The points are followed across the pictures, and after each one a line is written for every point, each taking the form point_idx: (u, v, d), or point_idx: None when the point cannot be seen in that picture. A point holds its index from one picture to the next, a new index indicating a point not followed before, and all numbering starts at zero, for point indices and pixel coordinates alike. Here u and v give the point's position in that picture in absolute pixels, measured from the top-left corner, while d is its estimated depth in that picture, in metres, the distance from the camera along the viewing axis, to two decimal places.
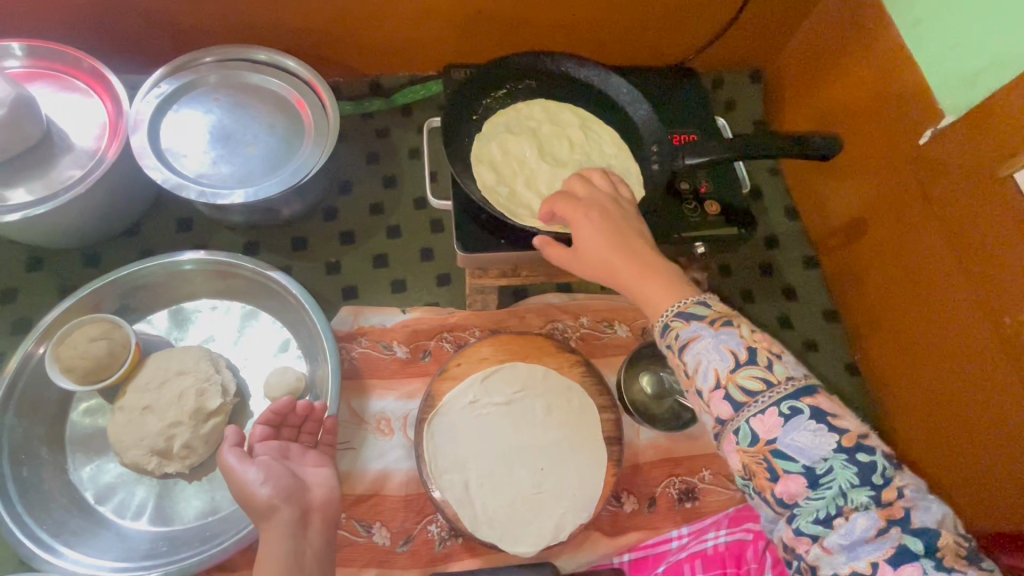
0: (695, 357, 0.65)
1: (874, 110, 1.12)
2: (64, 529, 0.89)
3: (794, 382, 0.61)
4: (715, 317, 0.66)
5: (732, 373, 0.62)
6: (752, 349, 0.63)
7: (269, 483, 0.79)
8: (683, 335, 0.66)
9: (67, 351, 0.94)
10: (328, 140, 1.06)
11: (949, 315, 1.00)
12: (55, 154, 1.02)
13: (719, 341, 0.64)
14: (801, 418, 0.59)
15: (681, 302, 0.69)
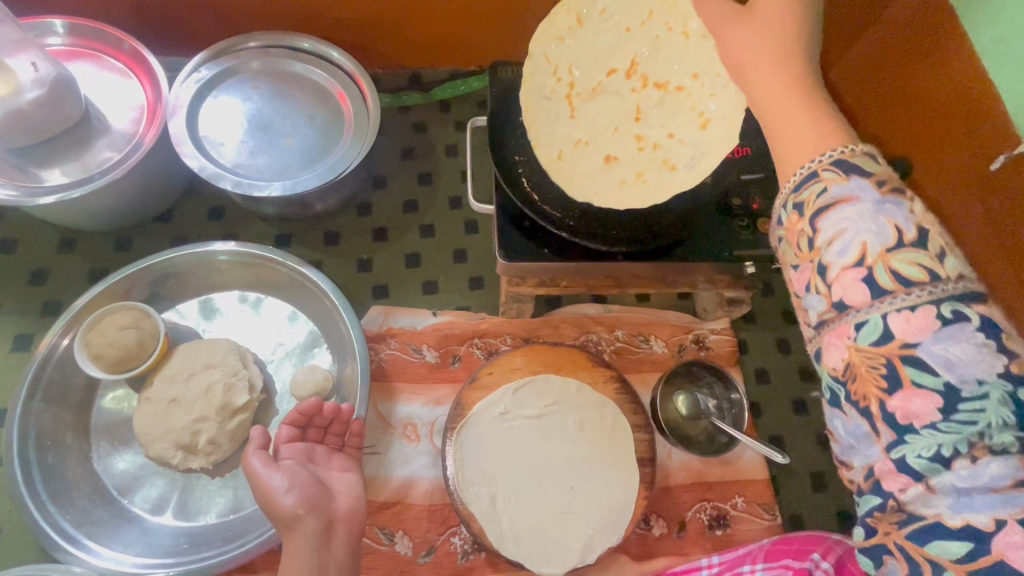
0: (841, 223, 0.51)
1: (945, 127, 1.05)
2: (87, 519, 0.88)
3: (964, 285, 0.47)
4: (885, 181, 0.51)
5: (887, 253, 0.49)
6: (923, 232, 0.49)
7: (292, 491, 0.76)
8: (834, 194, 0.52)
9: (97, 339, 0.92)
10: (368, 134, 1.03)
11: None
12: (92, 135, 1.00)
13: (881, 211, 0.50)
14: (964, 325, 0.46)
15: (841, 149, 0.55)
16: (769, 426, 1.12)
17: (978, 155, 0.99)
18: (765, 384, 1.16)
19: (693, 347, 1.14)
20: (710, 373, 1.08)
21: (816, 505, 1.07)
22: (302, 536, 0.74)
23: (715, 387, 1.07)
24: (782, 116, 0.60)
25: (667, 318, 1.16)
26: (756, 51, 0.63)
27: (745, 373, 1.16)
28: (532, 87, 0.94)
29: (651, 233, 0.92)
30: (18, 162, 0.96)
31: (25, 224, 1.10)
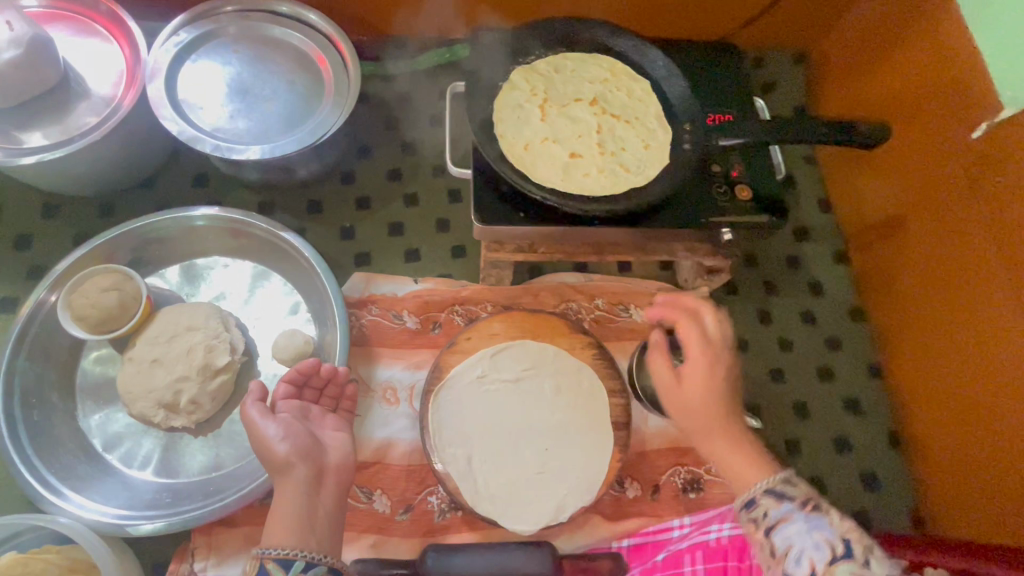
0: (785, 540, 0.64)
1: (928, 102, 1.05)
2: (72, 474, 0.90)
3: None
4: (806, 501, 0.65)
5: (829, 566, 0.60)
6: (848, 542, 0.61)
7: (285, 439, 0.78)
8: (773, 516, 0.66)
9: (80, 300, 0.94)
10: (348, 99, 1.03)
11: (982, 330, 0.94)
12: (72, 99, 1.00)
13: (811, 528, 0.63)
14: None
15: (770, 478, 0.69)
16: (746, 395, 1.14)
17: (960, 131, 0.99)
18: (744, 354, 1.17)
19: None
20: None
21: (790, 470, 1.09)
22: (294, 481, 0.76)
23: None
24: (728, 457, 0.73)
25: (648, 288, 1.16)
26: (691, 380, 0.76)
27: None
28: (506, 97, 0.98)
29: (626, 198, 0.93)
30: None
31: (10, 189, 1.11)
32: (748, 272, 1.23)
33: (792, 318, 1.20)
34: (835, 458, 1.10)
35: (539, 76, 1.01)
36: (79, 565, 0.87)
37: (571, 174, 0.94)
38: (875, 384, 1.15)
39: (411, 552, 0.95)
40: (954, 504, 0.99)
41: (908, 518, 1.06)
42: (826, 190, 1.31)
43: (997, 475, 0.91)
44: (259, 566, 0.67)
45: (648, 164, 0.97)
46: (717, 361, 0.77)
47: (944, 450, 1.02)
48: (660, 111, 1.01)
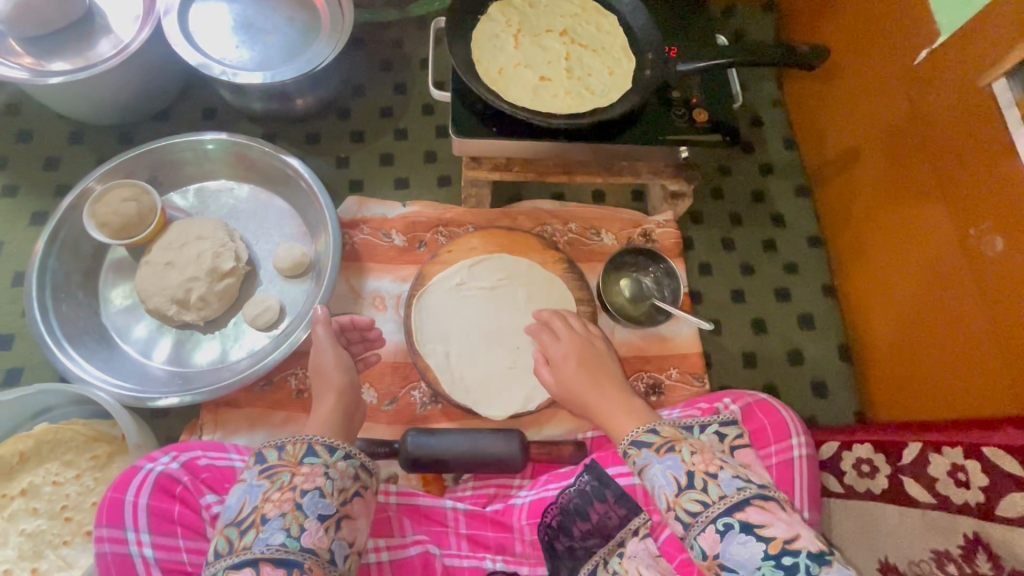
0: (650, 485, 0.70)
1: (877, 37, 1.13)
2: (96, 358, 1.03)
3: (728, 501, 0.64)
4: (660, 443, 0.72)
5: (677, 497, 0.66)
6: (691, 474, 0.67)
7: (338, 362, 0.89)
8: (638, 463, 0.72)
9: (103, 209, 1.06)
10: (342, 33, 1.13)
11: (924, 242, 1.02)
12: (94, 31, 1.12)
13: (665, 467, 0.69)
14: (733, 532, 0.62)
15: (635, 430, 0.76)
16: (708, 312, 1.23)
17: (904, 59, 1.07)
18: (707, 277, 1.26)
19: (640, 240, 1.24)
20: (650, 259, 1.17)
21: (743, 378, 1.19)
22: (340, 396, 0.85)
23: (649, 267, 1.17)
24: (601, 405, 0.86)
25: (618, 215, 1.26)
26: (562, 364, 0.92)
27: (689, 267, 1.26)
28: (484, 29, 1.09)
29: (590, 116, 1.02)
30: (31, 51, 1.08)
31: (39, 117, 1.23)
32: (714, 203, 1.32)
33: (754, 245, 1.29)
34: (788, 368, 1.20)
35: (515, 11, 1.12)
36: (102, 435, 1.00)
37: (540, 95, 1.04)
38: (824, 299, 1.25)
39: (394, 436, 1.06)
40: (902, 402, 1.07)
41: (851, 420, 1.16)
42: (791, 130, 1.40)
43: (937, 368, 0.99)
44: (307, 447, 0.73)
45: (613, 88, 1.07)
46: (586, 352, 0.93)
47: (893, 357, 1.10)
48: (625, 43, 1.11)
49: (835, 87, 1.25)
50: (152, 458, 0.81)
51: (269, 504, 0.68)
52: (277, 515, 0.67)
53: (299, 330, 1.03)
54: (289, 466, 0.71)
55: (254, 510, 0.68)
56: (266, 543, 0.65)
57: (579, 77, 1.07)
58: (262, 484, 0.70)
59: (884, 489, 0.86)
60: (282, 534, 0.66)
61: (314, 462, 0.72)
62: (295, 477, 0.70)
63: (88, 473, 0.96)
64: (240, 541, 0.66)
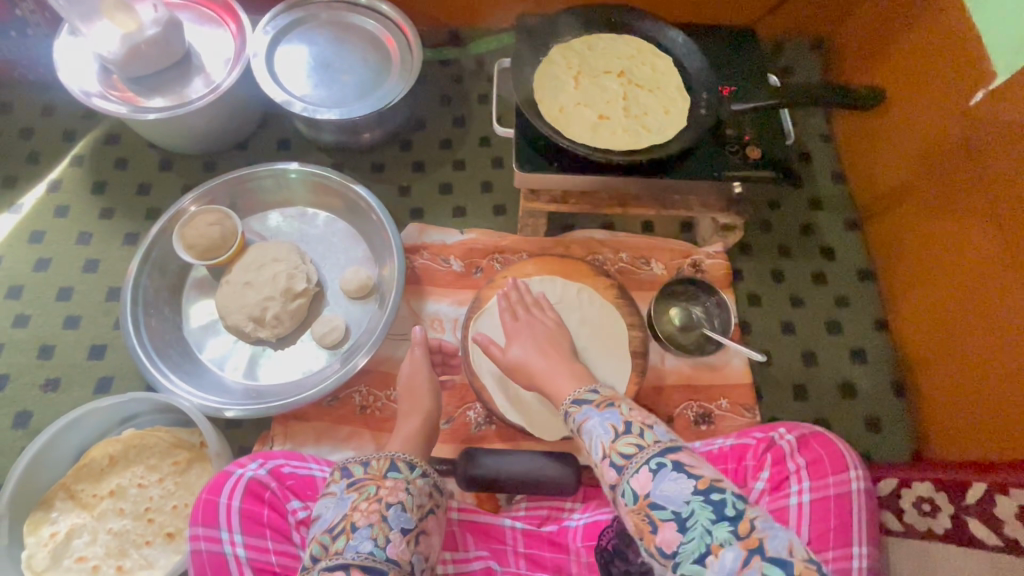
0: (588, 436, 0.73)
1: (930, 74, 1.15)
2: (180, 369, 1.11)
3: (660, 444, 0.68)
4: (601, 400, 0.77)
5: (613, 442, 0.70)
6: (629, 423, 0.71)
7: (431, 389, 1.02)
8: (576, 419, 0.76)
9: (192, 231, 1.15)
10: (412, 73, 1.22)
11: (980, 279, 1.03)
12: (191, 71, 1.23)
13: (604, 419, 0.73)
14: (665, 470, 0.65)
15: (577, 391, 0.81)
16: (757, 343, 1.25)
17: (958, 97, 1.09)
18: (756, 308, 1.27)
19: (690, 270, 1.27)
20: (700, 291, 1.21)
21: (795, 410, 1.19)
22: (428, 418, 0.97)
23: (700, 298, 1.20)
24: (551, 376, 0.91)
25: (668, 245, 1.29)
26: (518, 339, 0.99)
27: (738, 297, 1.28)
28: (545, 70, 1.16)
29: (647, 153, 1.07)
30: (136, 89, 1.20)
31: (134, 146, 1.35)
32: (762, 235, 1.34)
33: (803, 276, 1.31)
34: (841, 402, 1.19)
35: (575, 53, 1.18)
36: (182, 442, 1.06)
37: (599, 133, 1.10)
38: (877, 333, 1.25)
39: (450, 454, 1.11)
40: (956, 439, 1.06)
41: (908, 457, 1.14)
42: (839, 164, 1.41)
43: (994, 407, 0.98)
44: (390, 463, 0.80)
45: (669, 125, 1.11)
46: (542, 335, 0.99)
47: (948, 393, 1.09)
48: (680, 83, 1.16)
49: (883, 124, 1.27)
50: (241, 463, 0.87)
51: (358, 513, 0.73)
52: (365, 525, 0.72)
53: (359, 356, 1.08)
54: (373, 479, 0.78)
55: (344, 518, 0.73)
56: (357, 550, 0.69)
57: (635, 115, 1.13)
58: (351, 496, 0.76)
59: (947, 530, 0.85)
60: (370, 543, 0.70)
61: (396, 476, 0.78)
62: (378, 487, 0.76)
63: (169, 478, 1.03)
64: (332, 545, 0.71)
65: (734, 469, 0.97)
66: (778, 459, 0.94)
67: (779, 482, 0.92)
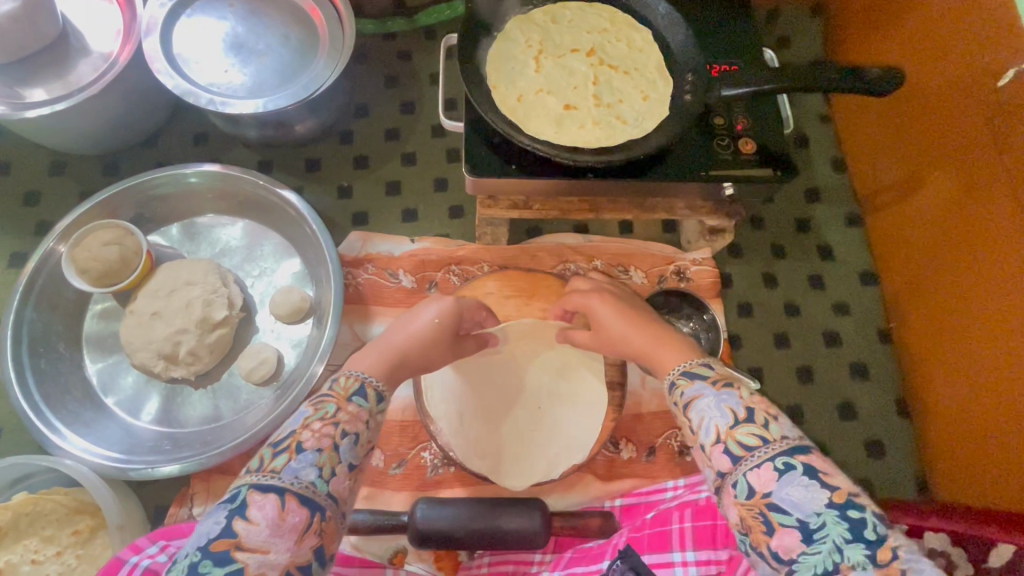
0: (697, 414, 0.63)
1: (951, 46, 0.97)
2: (77, 419, 0.94)
3: (788, 441, 0.57)
4: (717, 377, 0.66)
5: (731, 429, 0.60)
6: (751, 409, 0.60)
7: (443, 321, 0.84)
8: (687, 393, 0.66)
9: (82, 253, 0.96)
10: (341, 54, 1.02)
11: (1002, 297, 0.89)
12: (71, 54, 1.01)
13: (720, 399, 0.63)
14: (794, 473, 0.55)
15: (687, 362, 0.71)
16: (747, 359, 1.11)
17: (983, 73, 0.91)
18: (746, 318, 1.14)
19: (674, 279, 1.11)
20: (686, 302, 1.08)
21: None
22: (425, 349, 0.81)
23: (690, 315, 1.07)
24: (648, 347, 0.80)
25: (648, 249, 1.14)
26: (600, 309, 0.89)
27: (727, 306, 1.14)
28: (500, 49, 0.97)
29: (624, 151, 0.90)
30: (1, 79, 0.98)
31: (19, 147, 1.14)
32: (754, 234, 1.19)
33: (799, 281, 1.17)
34: (839, 425, 1.08)
35: (535, 28, 1.00)
36: (85, 506, 0.91)
37: (565, 127, 0.92)
38: (879, 346, 1.13)
39: (403, 504, 0.97)
40: (963, 467, 0.96)
41: (910, 486, 1.04)
42: (840, 150, 1.26)
43: (1011, 439, 0.86)
44: (358, 386, 0.68)
45: (648, 115, 0.94)
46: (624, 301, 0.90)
47: (956, 414, 0.98)
48: (661, 62, 0.98)
49: (892, 103, 1.10)
50: (137, 549, 0.74)
51: (308, 432, 0.61)
52: (313, 448, 0.60)
53: (315, 364, 0.94)
54: (335, 398, 0.65)
55: (292, 435, 0.61)
56: (296, 474, 0.58)
57: (607, 103, 0.95)
58: (306, 410, 0.64)
59: None
60: (313, 471, 0.58)
61: (361, 405, 0.66)
62: (340, 412, 0.64)
63: (69, 551, 0.88)
64: (269, 461, 0.58)
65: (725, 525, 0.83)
66: None
67: None
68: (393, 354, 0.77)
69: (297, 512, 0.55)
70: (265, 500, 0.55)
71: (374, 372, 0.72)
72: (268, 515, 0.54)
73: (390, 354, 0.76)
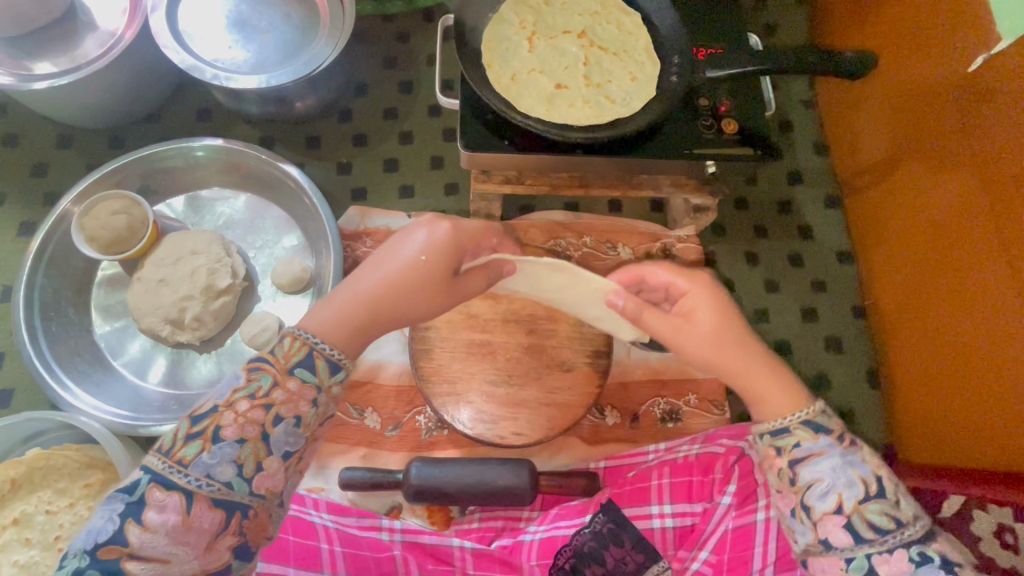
0: (815, 479, 0.66)
1: (926, 33, 1.01)
2: (87, 380, 0.99)
3: (920, 525, 0.63)
4: (844, 436, 0.68)
5: (859, 504, 0.64)
6: (882, 481, 0.65)
7: (430, 258, 0.79)
8: (805, 449, 0.68)
9: (91, 222, 1.00)
10: (342, 32, 1.05)
11: (967, 271, 0.94)
12: (78, 29, 1.04)
13: (847, 465, 0.66)
14: (929, 564, 0.61)
15: (805, 410, 0.70)
16: None
17: (957, 63, 0.96)
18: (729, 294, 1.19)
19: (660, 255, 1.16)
20: None
21: None
22: (404, 290, 0.78)
23: None
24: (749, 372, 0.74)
25: (636, 227, 1.18)
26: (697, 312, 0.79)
27: None
28: (495, 30, 1.01)
29: (610, 129, 0.95)
30: (11, 53, 1.01)
31: (26, 120, 1.17)
32: (738, 214, 1.24)
33: (780, 259, 1.22)
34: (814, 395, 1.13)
35: (530, 10, 1.04)
36: (96, 461, 0.96)
37: (556, 105, 0.96)
38: (854, 321, 1.18)
39: (399, 464, 1.02)
40: (925, 432, 1.03)
41: (879, 453, 1.10)
42: (822, 134, 1.30)
43: (973, 404, 0.92)
44: (307, 354, 0.68)
45: (635, 94, 0.99)
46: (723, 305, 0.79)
47: (921, 382, 1.04)
48: (649, 45, 1.03)
49: (872, 88, 1.14)
50: None
51: (228, 419, 0.63)
52: (234, 441, 0.62)
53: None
54: (274, 373, 0.66)
55: (212, 421, 0.62)
56: (207, 471, 0.61)
57: (597, 83, 0.99)
58: (236, 385, 0.65)
59: None
60: (231, 469, 0.61)
61: (303, 380, 0.67)
62: (277, 390, 0.65)
63: (80, 503, 0.93)
64: (180, 450, 0.61)
65: (699, 481, 0.91)
66: (747, 471, 0.87)
67: (746, 496, 0.86)
68: (366, 301, 0.76)
69: (205, 516, 0.60)
70: (166, 501, 0.59)
71: (329, 338, 0.71)
72: (170, 519, 0.58)
73: (366, 299, 0.76)
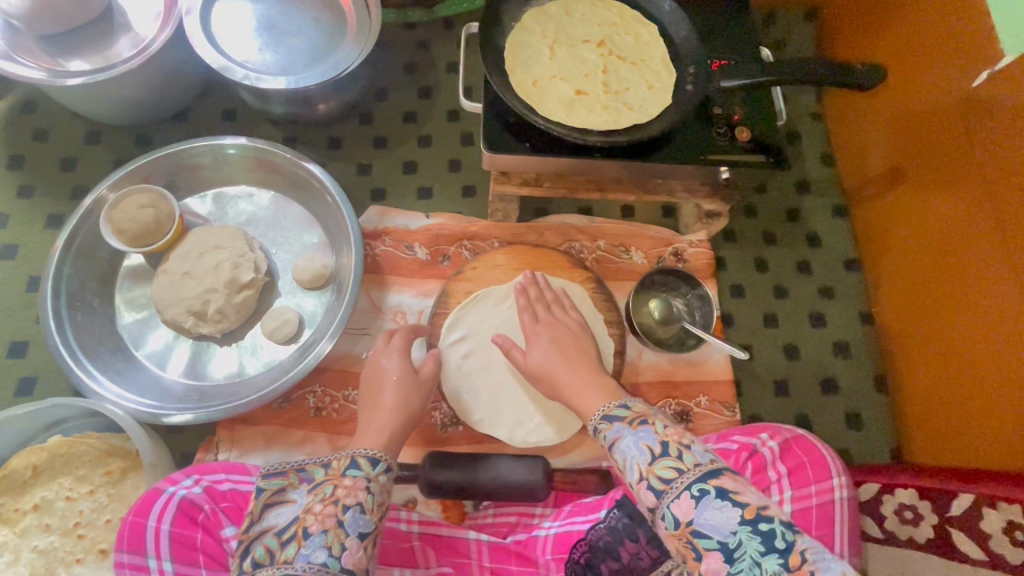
0: (621, 457, 0.68)
1: (930, 49, 1.05)
2: (111, 368, 1.00)
3: (700, 467, 0.63)
4: (632, 417, 0.72)
5: (649, 464, 0.65)
6: (665, 442, 0.66)
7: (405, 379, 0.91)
8: (609, 436, 0.71)
9: (119, 215, 1.02)
10: (369, 36, 1.09)
11: (969, 277, 0.97)
12: (113, 29, 1.08)
13: (638, 438, 0.68)
14: (708, 497, 0.61)
15: (607, 407, 0.76)
16: (738, 337, 1.19)
17: (959, 80, 1.00)
18: (739, 299, 1.21)
19: (671, 259, 1.19)
20: (682, 280, 1.12)
21: (776, 407, 1.15)
22: (403, 402, 0.89)
23: (682, 289, 1.12)
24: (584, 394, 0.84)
25: (648, 232, 1.21)
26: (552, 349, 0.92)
27: (721, 287, 1.22)
28: (517, 37, 1.05)
29: (627, 134, 0.98)
30: (48, 49, 1.04)
31: (56, 116, 1.20)
32: (748, 222, 1.27)
33: (789, 267, 1.24)
34: (822, 399, 1.15)
35: (550, 19, 1.08)
36: (116, 449, 0.97)
37: (575, 110, 1.00)
38: (861, 327, 1.21)
39: (414, 458, 1.04)
40: (932, 435, 1.05)
41: (886, 457, 1.12)
42: (829, 146, 1.34)
43: (977, 406, 0.95)
44: (350, 461, 0.73)
45: (650, 103, 1.02)
46: (577, 338, 0.96)
47: (925, 386, 1.07)
48: (665, 55, 1.06)
49: (877, 101, 1.18)
50: (173, 480, 0.80)
51: (312, 516, 0.67)
52: (320, 530, 0.65)
53: (324, 341, 0.99)
54: (331, 479, 0.71)
55: (296, 522, 0.67)
56: (307, 560, 0.63)
57: (615, 90, 1.03)
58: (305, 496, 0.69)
59: (930, 539, 0.86)
60: (324, 552, 0.64)
61: (356, 475, 0.71)
62: (336, 487, 0.70)
63: (101, 490, 0.94)
64: (282, 553, 0.64)
65: None
66: (760, 468, 0.86)
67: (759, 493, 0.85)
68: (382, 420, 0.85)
69: None
70: None
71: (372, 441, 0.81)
72: None
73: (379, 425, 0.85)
